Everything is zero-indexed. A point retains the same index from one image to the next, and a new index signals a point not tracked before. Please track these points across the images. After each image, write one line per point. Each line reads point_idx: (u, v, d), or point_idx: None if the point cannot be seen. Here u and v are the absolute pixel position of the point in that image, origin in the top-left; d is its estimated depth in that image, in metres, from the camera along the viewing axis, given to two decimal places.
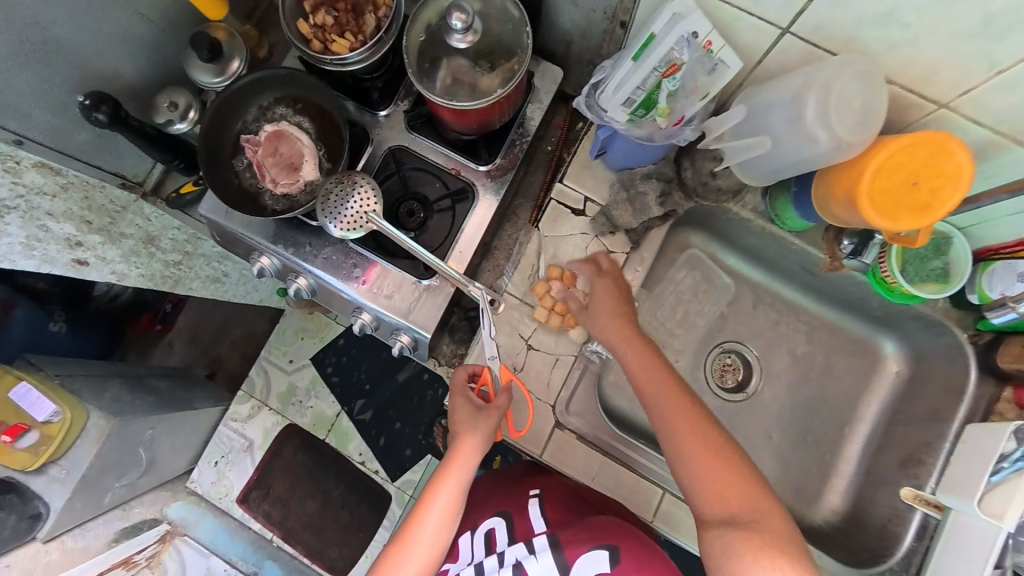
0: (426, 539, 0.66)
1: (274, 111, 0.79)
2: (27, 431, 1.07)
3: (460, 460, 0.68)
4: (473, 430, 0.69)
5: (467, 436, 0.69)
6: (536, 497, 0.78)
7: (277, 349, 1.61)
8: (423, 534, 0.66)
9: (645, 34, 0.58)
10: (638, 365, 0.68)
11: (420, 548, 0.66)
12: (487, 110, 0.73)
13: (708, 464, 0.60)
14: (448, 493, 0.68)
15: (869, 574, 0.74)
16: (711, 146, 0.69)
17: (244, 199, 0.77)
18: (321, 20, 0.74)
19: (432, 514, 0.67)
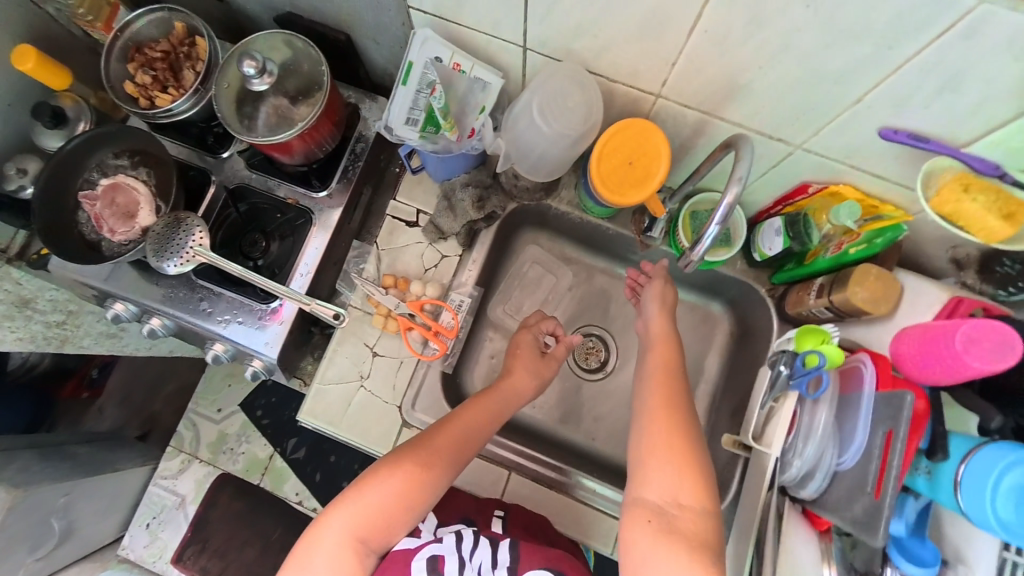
0: (445, 452, 0.68)
1: (110, 166, 0.84)
2: None
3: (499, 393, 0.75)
4: (521, 373, 0.80)
5: (516, 375, 0.79)
6: (501, 517, 0.76)
7: (204, 399, 1.62)
8: (446, 446, 0.68)
9: (405, 63, 0.68)
10: (656, 367, 0.74)
11: (438, 459, 0.67)
12: (305, 139, 0.80)
13: (666, 454, 0.62)
14: (483, 420, 0.72)
15: None
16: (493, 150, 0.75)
17: (87, 249, 0.81)
18: (140, 79, 0.81)
19: (455, 434, 0.69)
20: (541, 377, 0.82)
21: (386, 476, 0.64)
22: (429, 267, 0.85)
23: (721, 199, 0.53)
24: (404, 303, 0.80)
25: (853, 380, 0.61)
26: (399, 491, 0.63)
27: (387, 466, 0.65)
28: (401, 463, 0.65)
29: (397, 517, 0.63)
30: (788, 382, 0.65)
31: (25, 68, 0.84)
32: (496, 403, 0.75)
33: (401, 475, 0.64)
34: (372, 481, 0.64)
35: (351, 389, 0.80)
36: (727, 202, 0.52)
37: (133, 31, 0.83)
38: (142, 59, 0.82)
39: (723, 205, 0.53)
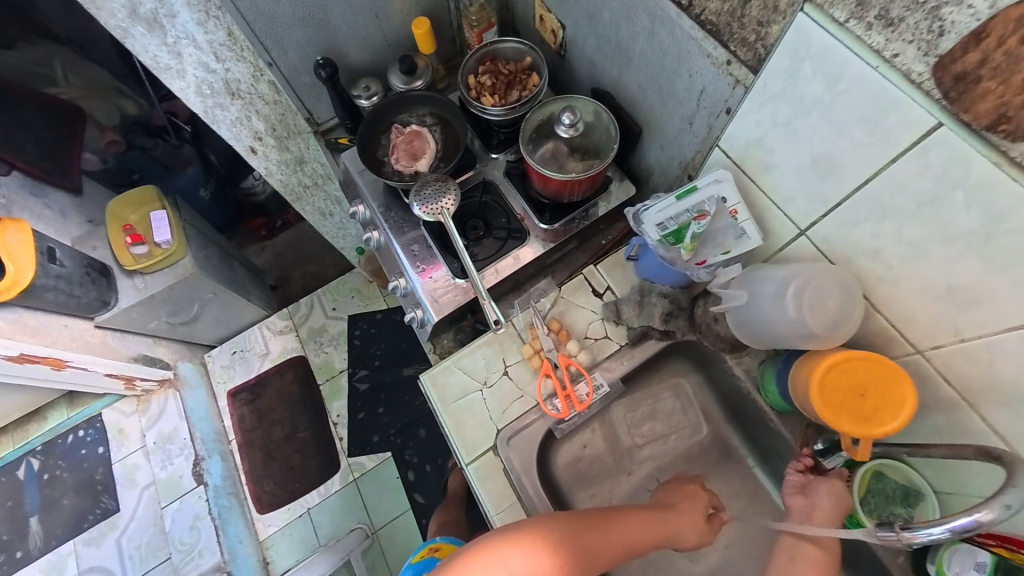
0: (616, 545, 0.71)
1: (424, 119, 1.05)
2: (142, 244, 1.43)
3: (673, 527, 0.77)
4: (693, 522, 0.79)
5: (691, 522, 0.79)
6: None
7: (331, 294, 1.86)
8: (619, 543, 0.72)
9: (690, 184, 0.72)
10: None
11: (605, 551, 0.70)
12: (562, 184, 0.89)
13: None
14: (654, 538, 0.76)
15: None
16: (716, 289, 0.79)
17: (373, 163, 1.02)
18: (483, 80, 1.00)
19: (629, 537, 0.73)
20: (702, 536, 0.80)
21: (566, 549, 0.67)
22: (588, 336, 0.89)
23: (967, 511, 0.48)
24: (557, 353, 0.85)
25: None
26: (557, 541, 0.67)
27: (563, 535, 0.67)
28: (577, 535, 0.68)
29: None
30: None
31: (415, 32, 1.09)
32: (661, 530, 0.76)
33: (568, 544, 0.67)
34: (554, 541, 0.67)
35: (471, 388, 0.87)
36: (971, 517, 0.48)
37: (499, 46, 1.02)
38: (492, 65, 1.02)
39: (965, 515, 0.48)
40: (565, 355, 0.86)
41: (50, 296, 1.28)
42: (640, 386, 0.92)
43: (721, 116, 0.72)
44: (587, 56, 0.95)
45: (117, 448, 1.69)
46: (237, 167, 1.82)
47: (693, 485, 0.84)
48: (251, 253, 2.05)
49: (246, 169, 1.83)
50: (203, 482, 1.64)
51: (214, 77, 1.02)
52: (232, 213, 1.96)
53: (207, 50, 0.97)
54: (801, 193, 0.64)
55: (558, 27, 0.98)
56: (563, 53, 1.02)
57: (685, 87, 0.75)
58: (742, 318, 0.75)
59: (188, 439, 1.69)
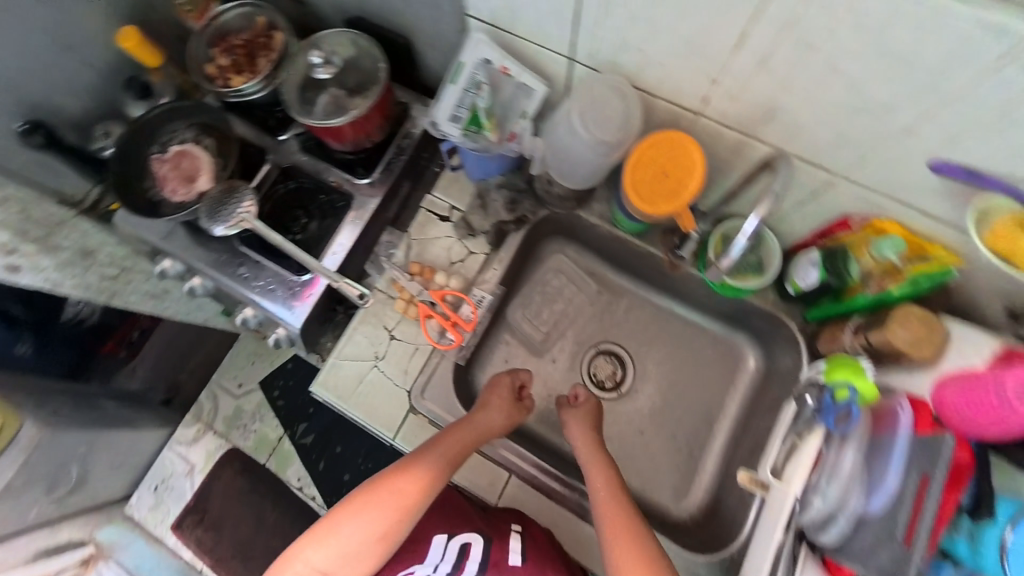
0: (420, 477, 0.73)
1: (182, 135, 0.92)
2: None
3: (473, 426, 0.77)
4: (494, 411, 0.79)
5: (490, 412, 0.79)
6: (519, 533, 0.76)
7: (229, 372, 1.69)
8: (416, 472, 0.73)
9: (456, 63, 0.72)
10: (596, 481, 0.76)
11: (409, 487, 0.72)
12: (356, 129, 0.84)
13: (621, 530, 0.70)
14: (461, 445, 0.76)
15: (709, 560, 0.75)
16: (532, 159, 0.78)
17: (149, 206, 0.88)
18: (220, 62, 0.89)
19: (430, 460, 0.74)
20: (514, 418, 0.81)
21: (361, 511, 0.71)
22: (454, 261, 0.87)
23: (750, 215, 0.55)
24: (428, 291, 0.82)
25: (886, 423, 0.55)
26: (360, 510, 0.71)
27: (363, 501, 0.72)
28: (379, 487, 0.72)
29: (382, 541, 0.71)
30: (814, 417, 0.60)
31: (124, 46, 0.92)
32: (468, 436, 0.77)
33: (368, 504, 0.71)
34: (347, 513, 0.71)
35: (366, 368, 0.83)
36: (755, 217, 0.55)
37: (221, 21, 0.90)
38: (224, 44, 0.90)
39: (753, 217, 0.56)
40: (437, 290, 0.83)
41: None
42: (523, 279, 0.95)
43: None
44: None
45: None
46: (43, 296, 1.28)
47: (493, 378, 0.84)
48: None
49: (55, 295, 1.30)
50: None
51: None
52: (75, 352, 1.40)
53: None
54: (546, 25, 0.63)
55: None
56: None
57: None
58: (565, 169, 0.75)
59: None
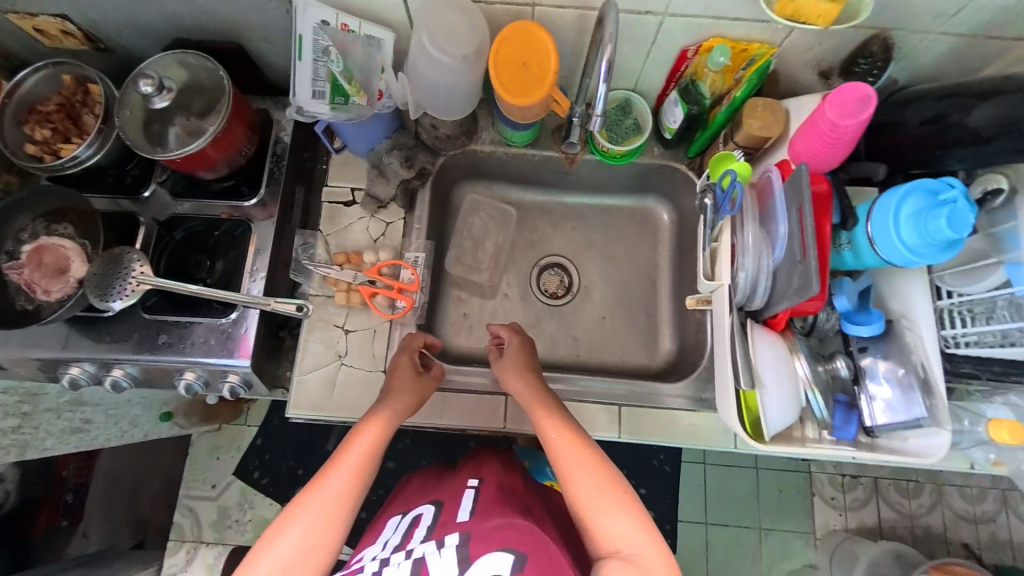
0: (343, 473, 0.63)
1: (29, 233, 0.81)
2: None
3: (393, 401, 0.71)
4: (406, 385, 0.73)
5: (401, 388, 0.73)
6: (470, 489, 0.81)
7: (196, 480, 1.65)
8: (345, 463, 0.64)
9: (294, 37, 0.71)
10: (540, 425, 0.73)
11: (333, 490, 0.62)
12: (221, 146, 0.80)
13: (573, 463, 0.68)
14: (388, 420, 0.69)
15: (691, 379, 0.85)
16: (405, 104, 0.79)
17: (26, 315, 0.78)
18: (40, 135, 0.81)
19: (357, 445, 0.65)
20: (426, 392, 0.75)
21: (280, 534, 0.59)
22: (377, 237, 0.87)
23: (600, 65, 0.60)
24: (362, 273, 0.81)
25: (767, 192, 0.64)
26: (276, 535, 0.59)
27: (277, 525, 0.60)
28: (294, 504, 0.61)
29: (320, 552, 0.59)
30: (716, 215, 0.70)
31: None
32: (384, 419, 0.69)
33: (285, 523, 0.60)
34: (268, 538, 0.59)
35: (333, 370, 0.80)
36: (604, 63, 0.59)
37: (22, 93, 0.82)
38: (36, 116, 0.82)
39: (604, 66, 0.60)
40: (371, 267, 0.83)
41: None
42: (449, 230, 0.99)
43: None
44: (122, 25, 0.83)
45: None
46: None
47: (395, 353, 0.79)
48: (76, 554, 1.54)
49: None
50: None
51: None
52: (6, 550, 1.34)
53: None
54: None
55: (60, 23, 0.81)
56: (103, 44, 0.88)
57: None
58: (436, 101, 0.75)
59: None
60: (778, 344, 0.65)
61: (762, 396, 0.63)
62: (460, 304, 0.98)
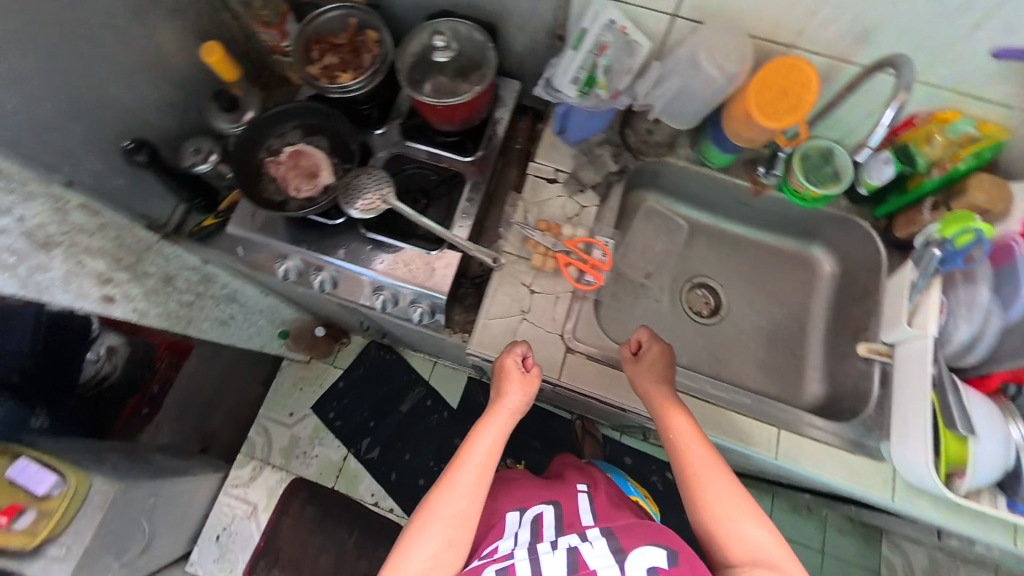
0: (469, 473, 0.74)
1: (289, 138, 0.97)
2: (23, 510, 0.94)
3: (502, 408, 0.79)
4: (514, 388, 0.80)
5: (511, 391, 0.80)
6: (585, 493, 0.87)
7: (275, 406, 1.71)
8: (467, 469, 0.74)
9: (579, 30, 0.83)
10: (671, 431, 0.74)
11: (463, 490, 0.73)
12: (468, 106, 0.92)
13: (705, 475, 0.70)
14: (497, 428, 0.78)
15: (854, 423, 0.86)
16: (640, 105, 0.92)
17: (273, 206, 0.91)
18: (327, 62, 0.96)
19: (474, 454, 0.76)
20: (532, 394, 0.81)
21: (424, 527, 0.71)
22: (571, 216, 0.95)
23: (887, 107, 0.68)
24: (561, 242, 0.89)
25: (1005, 256, 0.77)
26: (423, 527, 0.71)
27: (421, 516, 0.72)
28: (433, 499, 0.73)
29: (460, 543, 0.71)
30: (939, 267, 0.76)
31: (209, 60, 0.94)
32: (497, 423, 0.79)
33: (427, 515, 0.72)
34: (414, 534, 0.71)
35: (514, 321, 0.89)
36: (893, 108, 0.68)
37: (316, 23, 0.96)
38: (323, 46, 0.97)
39: (890, 110, 0.68)
40: (569, 240, 0.90)
41: None
42: (625, 230, 1.06)
43: None
44: None
45: None
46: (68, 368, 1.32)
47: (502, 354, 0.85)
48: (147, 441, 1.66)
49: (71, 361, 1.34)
50: None
51: (10, 234, 0.76)
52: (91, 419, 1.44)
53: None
54: None
55: None
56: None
57: None
58: (672, 107, 0.91)
59: None
60: (989, 405, 0.71)
61: (976, 446, 0.68)
62: (614, 299, 1.04)
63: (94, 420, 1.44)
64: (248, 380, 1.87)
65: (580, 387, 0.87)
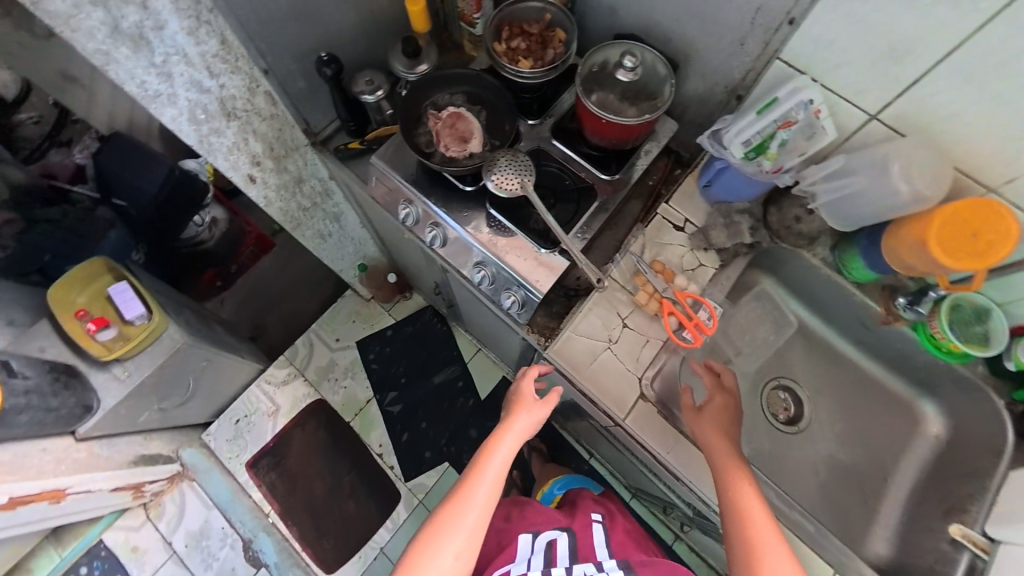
0: (481, 490, 0.77)
1: (454, 100, 1.02)
2: (108, 326, 1.27)
3: (514, 431, 0.83)
4: (525, 412, 0.86)
5: (522, 414, 0.86)
6: (599, 525, 0.98)
7: (327, 327, 1.79)
8: (481, 488, 0.76)
9: (771, 97, 0.82)
10: (728, 479, 0.74)
11: (476, 506, 0.75)
12: (628, 130, 0.93)
13: (755, 530, 0.69)
14: (508, 448, 0.81)
15: None
16: (806, 190, 0.88)
17: (421, 154, 0.97)
18: (515, 45, 0.98)
19: (486, 472, 0.78)
20: (541, 417, 0.87)
21: (437, 541, 0.72)
22: (686, 269, 0.95)
23: None
24: (671, 290, 0.90)
25: None
26: (436, 542, 0.72)
27: (435, 529, 0.74)
28: (445, 512, 0.75)
29: (469, 561, 0.73)
30: None
31: (410, 8, 0.99)
32: (508, 442, 0.82)
33: (440, 529, 0.73)
34: (426, 553, 0.72)
35: (599, 348, 0.92)
36: None
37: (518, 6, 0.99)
38: (513, 28, 1.00)
39: None
40: (679, 290, 0.90)
41: (22, 417, 1.11)
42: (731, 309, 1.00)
43: (781, 30, 0.77)
44: (609, 3, 0.97)
45: (139, 568, 1.45)
46: (142, 214, 1.71)
47: (517, 383, 0.92)
48: (213, 309, 1.91)
49: (181, 222, 1.75)
50: (261, 565, 1.49)
51: (209, 96, 0.89)
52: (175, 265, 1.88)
53: (199, 64, 0.84)
54: (873, 82, 0.73)
55: None
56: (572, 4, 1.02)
57: (734, 9, 0.80)
58: (837, 202, 0.86)
59: (225, 527, 1.52)
60: None
61: None
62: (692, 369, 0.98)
63: (180, 268, 1.88)
64: (309, 294, 1.98)
65: (640, 437, 0.88)
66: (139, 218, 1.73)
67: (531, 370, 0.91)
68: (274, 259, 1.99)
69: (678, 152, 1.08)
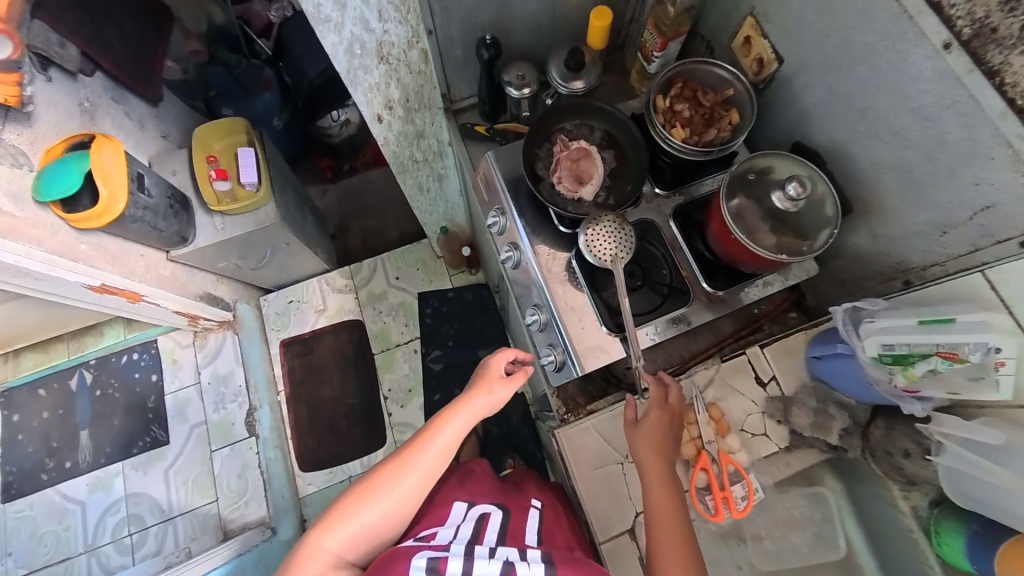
0: (423, 457, 0.78)
1: (589, 132, 0.93)
2: (224, 180, 1.40)
3: (472, 407, 0.82)
4: (487, 391, 0.84)
5: (483, 392, 0.84)
6: (536, 511, 0.85)
7: (397, 260, 1.87)
8: (427, 458, 0.78)
9: (945, 314, 0.65)
10: (655, 501, 0.73)
11: (413, 474, 0.77)
12: (755, 259, 0.81)
13: (670, 554, 0.69)
14: (463, 422, 0.81)
15: None
16: (934, 435, 0.71)
17: (531, 175, 0.90)
18: (679, 109, 0.88)
19: (435, 443, 0.79)
20: (503, 399, 0.85)
21: (369, 498, 0.75)
22: (744, 429, 0.85)
23: None
24: (716, 447, 0.82)
25: None
26: (370, 498, 0.75)
27: (370, 486, 0.76)
28: (384, 472, 0.77)
29: (399, 520, 0.76)
30: None
31: (592, 22, 0.95)
32: (462, 416, 0.82)
33: (375, 487, 0.76)
34: (357, 506, 0.75)
35: (610, 459, 0.85)
36: None
37: (702, 70, 0.89)
38: (686, 88, 0.89)
39: None
40: (724, 451, 0.82)
41: (133, 226, 1.20)
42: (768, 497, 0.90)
43: (1005, 242, 0.63)
44: (805, 107, 0.85)
45: (171, 378, 1.69)
46: (297, 90, 1.91)
47: (488, 358, 0.89)
48: (313, 194, 2.11)
49: (324, 109, 1.90)
50: (254, 434, 1.66)
51: (370, 37, 0.85)
52: (303, 144, 2.07)
53: (373, 6, 0.80)
54: None
55: (773, 59, 0.87)
56: (762, 87, 0.93)
57: (960, 193, 0.66)
58: (963, 473, 0.69)
59: (242, 385, 1.70)
60: None
61: None
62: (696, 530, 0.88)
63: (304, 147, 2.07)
64: (395, 221, 2.08)
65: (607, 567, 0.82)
66: (293, 90, 1.94)
67: (504, 353, 0.89)
68: (384, 174, 2.14)
69: (804, 295, 0.99)
